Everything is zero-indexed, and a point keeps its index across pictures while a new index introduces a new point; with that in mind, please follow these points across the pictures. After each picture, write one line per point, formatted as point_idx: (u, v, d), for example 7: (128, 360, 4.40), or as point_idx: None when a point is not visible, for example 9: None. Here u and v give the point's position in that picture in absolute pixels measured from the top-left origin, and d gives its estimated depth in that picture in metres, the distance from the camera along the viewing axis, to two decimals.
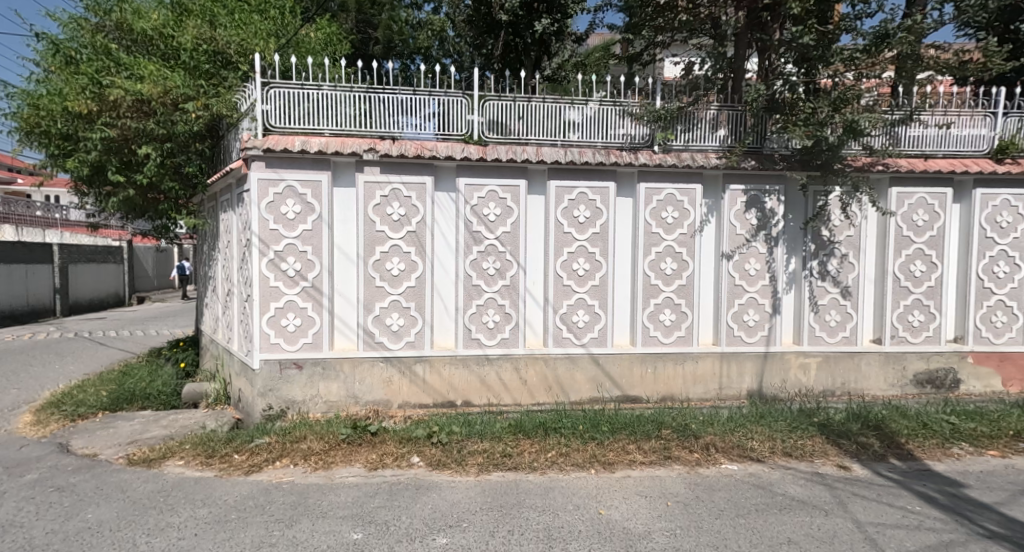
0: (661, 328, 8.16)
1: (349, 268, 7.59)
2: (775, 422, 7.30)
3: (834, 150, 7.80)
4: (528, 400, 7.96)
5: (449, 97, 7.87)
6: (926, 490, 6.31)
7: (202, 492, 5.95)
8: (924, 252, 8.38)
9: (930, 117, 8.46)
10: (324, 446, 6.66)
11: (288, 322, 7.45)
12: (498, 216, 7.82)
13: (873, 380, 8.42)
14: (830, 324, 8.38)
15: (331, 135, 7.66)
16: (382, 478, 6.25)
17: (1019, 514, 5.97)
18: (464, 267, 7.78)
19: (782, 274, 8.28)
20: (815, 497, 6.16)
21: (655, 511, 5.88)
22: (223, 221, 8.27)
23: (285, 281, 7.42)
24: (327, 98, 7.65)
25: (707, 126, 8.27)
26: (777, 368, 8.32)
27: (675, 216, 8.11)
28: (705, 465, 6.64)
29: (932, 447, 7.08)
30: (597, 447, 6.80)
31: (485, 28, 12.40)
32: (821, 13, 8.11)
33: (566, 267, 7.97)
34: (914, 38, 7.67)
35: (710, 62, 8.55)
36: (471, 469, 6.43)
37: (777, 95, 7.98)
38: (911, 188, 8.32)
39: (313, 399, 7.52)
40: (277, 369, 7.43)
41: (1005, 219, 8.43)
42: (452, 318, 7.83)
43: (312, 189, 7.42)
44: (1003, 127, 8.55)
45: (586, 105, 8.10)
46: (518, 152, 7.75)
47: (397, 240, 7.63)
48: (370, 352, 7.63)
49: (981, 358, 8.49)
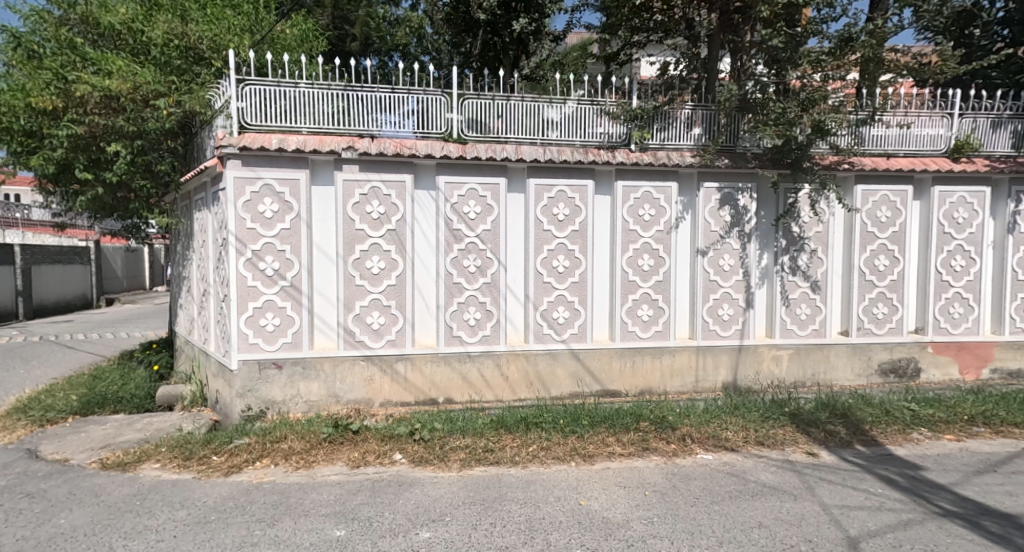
0: (639, 323, 8.23)
1: (329, 267, 7.56)
2: (749, 413, 7.40)
3: (803, 150, 7.93)
4: (509, 397, 7.99)
5: (428, 95, 7.87)
6: (887, 474, 6.43)
7: (181, 494, 5.92)
8: (888, 247, 8.52)
9: (891, 118, 8.61)
10: (305, 446, 6.63)
11: (267, 321, 7.40)
12: (478, 214, 7.83)
13: (841, 371, 8.55)
14: (801, 317, 8.49)
15: (309, 133, 7.63)
16: (365, 476, 6.24)
17: (973, 493, 6.12)
18: (445, 265, 7.79)
19: (754, 269, 8.38)
20: (785, 483, 6.26)
21: (634, 501, 5.94)
22: (198, 220, 8.20)
23: (263, 281, 7.37)
24: (304, 96, 7.61)
25: (682, 125, 8.35)
26: (751, 361, 8.42)
27: (652, 213, 8.18)
28: (682, 455, 6.72)
29: (894, 432, 7.21)
30: (578, 440, 6.85)
31: (464, 26, 12.53)
32: (790, 15, 8.19)
33: (547, 264, 8.00)
34: (876, 42, 7.82)
35: (685, 62, 9.14)
36: (454, 464, 6.45)
37: (749, 95, 8.06)
38: (877, 185, 8.45)
39: (293, 399, 7.50)
40: (256, 369, 7.38)
41: (961, 215, 8.60)
42: (433, 316, 7.83)
43: (290, 187, 7.36)
44: (959, 127, 8.71)
45: (564, 104, 8.15)
46: (498, 150, 7.77)
47: (377, 238, 7.62)
48: (350, 351, 7.61)
49: (940, 348, 8.66)
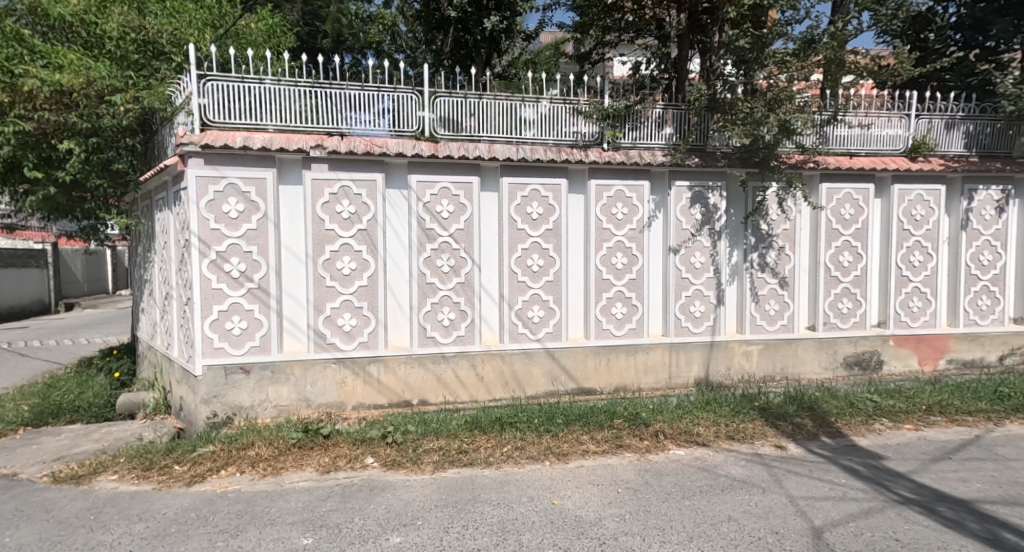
0: (613, 321, 8.18)
1: (298, 267, 7.37)
2: (720, 408, 7.37)
3: (770, 150, 7.93)
4: (483, 397, 7.89)
5: (399, 93, 7.73)
6: (851, 464, 6.45)
7: (139, 506, 5.73)
8: (851, 244, 8.60)
9: (853, 118, 8.63)
10: (273, 452, 6.46)
11: (233, 325, 7.19)
12: (451, 213, 7.72)
13: (808, 365, 8.60)
14: (770, 313, 8.53)
15: (276, 131, 7.43)
16: (335, 481, 6.09)
17: (931, 480, 6.17)
18: (418, 265, 7.66)
19: (725, 266, 8.40)
20: (753, 476, 6.24)
21: (607, 498, 5.87)
22: (160, 221, 7.98)
23: (229, 283, 7.15)
24: (271, 92, 7.42)
25: (654, 125, 8.33)
26: (721, 357, 8.43)
27: (624, 212, 8.14)
28: (655, 452, 6.67)
29: (857, 423, 7.25)
30: (552, 439, 6.77)
31: (435, 24, 12.23)
32: (756, 17, 8.17)
33: (520, 264, 7.91)
34: (837, 44, 7.91)
35: (655, 62, 9.04)
36: (427, 466, 6.32)
37: (718, 95, 8.09)
38: (841, 182, 8.53)
39: (262, 405, 7.29)
40: (222, 374, 7.16)
41: (919, 213, 8.71)
42: (407, 317, 7.69)
43: (256, 187, 7.16)
44: (916, 128, 8.79)
45: (538, 102, 8.07)
46: (470, 149, 7.68)
47: (348, 239, 7.45)
48: (321, 354, 7.43)
49: (901, 341, 8.77)
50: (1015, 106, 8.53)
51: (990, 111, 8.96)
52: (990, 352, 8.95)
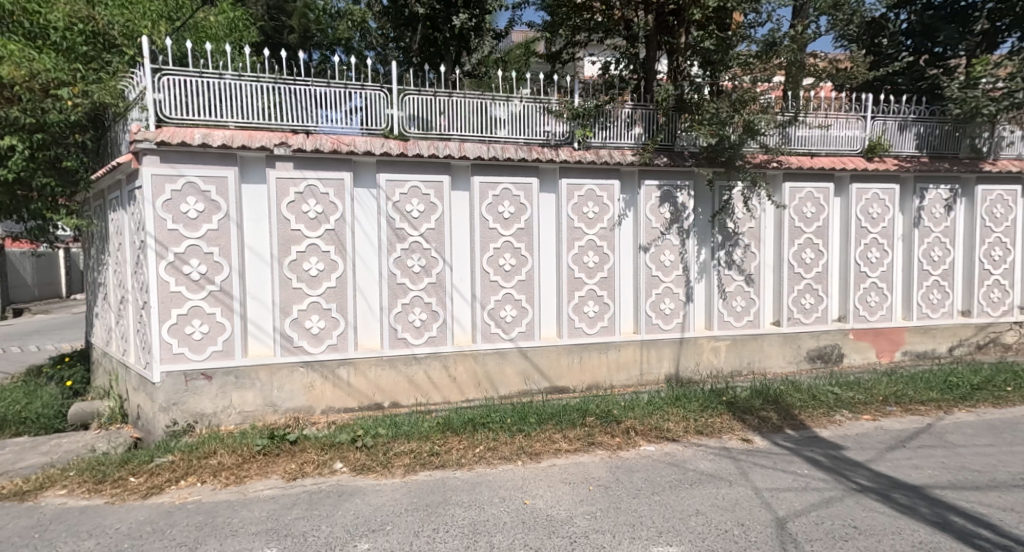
0: (586, 320, 8.14)
1: (263, 268, 7.16)
2: (689, 403, 7.40)
3: (736, 150, 7.99)
4: (457, 398, 7.78)
5: (367, 90, 7.58)
6: (813, 455, 6.53)
7: (90, 522, 5.49)
8: (813, 241, 8.79)
9: (813, 119, 8.80)
10: (236, 460, 6.25)
11: (194, 329, 6.94)
12: (421, 212, 7.58)
13: (774, 358, 8.75)
14: (737, 310, 8.65)
15: (237, 128, 7.19)
16: (301, 488, 5.92)
17: (888, 468, 6.29)
18: (388, 266, 7.51)
19: (693, 264, 8.45)
20: (721, 469, 6.25)
21: (578, 497, 5.79)
22: (114, 221, 7.73)
23: (189, 285, 6.90)
24: (231, 88, 7.17)
25: (623, 125, 8.31)
26: (691, 353, 8.50)
27: (595, 211, 8.11)
28: (626, 448, 6.62)
29: (819, 415, 7.39)
30: (525, 439, 6.68)
31: (403, 21, 12.15)
32: (721, 19, 8.18)
33: (492, 263, 7.81)
34: (798, 47, 7.86)
35: (625, 62, 9.04)
36: (397, 470, 6.19)
37: (686, 96, 8.14)
38: (802, 182, 8.70)
39: (225, 411, 7.06)
40: (182, 381, 6.91)
41: (875, 211, 8.96)
42: (377, 318, 7.53)
43: (215, 185, 6.93)
44: (872, 128, 9.02)
45: (510, 101, 7.99)
46: (440, 147, 7.53)
47: (315, 238, 7.25)
48: (288, 357, 7.22)
49: (860, 334, 9.01)
50: (962, 109, 8.81)
51: (938, 114, 9.29)
52: (941, 343, 9.29)
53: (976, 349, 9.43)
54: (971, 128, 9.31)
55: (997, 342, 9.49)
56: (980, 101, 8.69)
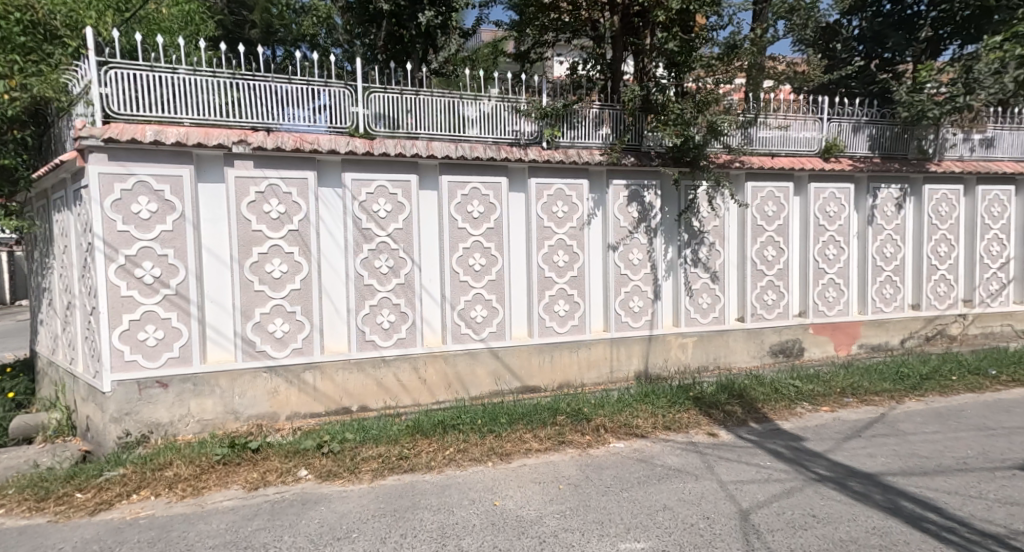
0: (557, 319, 8.05)
1: (222, 271, 6.93)
2: (658, 399, 7.37)
3: (700, 150, 8.02)
4: (427, 399, 7.62)
5: (331, 88, 7.41)
6: (775, 447, 6.61)
7: (31, 542, 5.25)
8: (775, 239, 8.87)
9: (772, 119, 8.88)
10: (194, 471, 6.00)
11: (147, 335, 6.67)
12: (389, 212, 7.42)
13: (738, 353, 8.78)
14: (703, 306, 8.66)
15: (192, 125, 6.95)
16: (263, 498, 5.73)
17: (845, 458, 6.40)
18: (355, 267, 7.33)
19: (661, 262, 8.43)
20: (687, 464, 6.26)
21: (548, 496, 5.73)
22: (58, 222, 7.44)
23: (142, 289, 6.64)
24: (185, 83, 6.93)
25: (591, 125, 8.26)
26: (660, 350, 8.46)
27: (565, 210, 8.02)
28: (596, 446, 6.56)
29: (781, 407, 7.48)
30: (495, 439, 6.56)
31: (368, 18, 11.89)
32: (684, 21, 8.07)
33: (462, 263, 7.68)
34: (758, 49, 7.96)
35: (592, 63, 8.74)
36: (364, 475, 6.03)
37: (652, 96, 8.11)
38: (764, 182, 8.79)
39: (183, 420, 6.78)
40: (135, 390, 6.62)
41: (832, 210, 9.10)
42: (344, 320, 7.35)
43: (169, 184, 6.68)
44: (829, 131, 9.20)
45: (481, 101, 7.88)
46: (408, 146, 7.37)
47: (277, 239, 7.04)
48: (250, 363, 7.00)
49: (820, 329, 9.11)
50: (910, 112, 9.17)
51: (888, 116, 9.52)
52: (894, 336, 9.47)
53: (925, 341, 9.64)
54: (919, 130, 9.54)
55: (943, 334, 9.72)
56: (925, 105, 9.08)
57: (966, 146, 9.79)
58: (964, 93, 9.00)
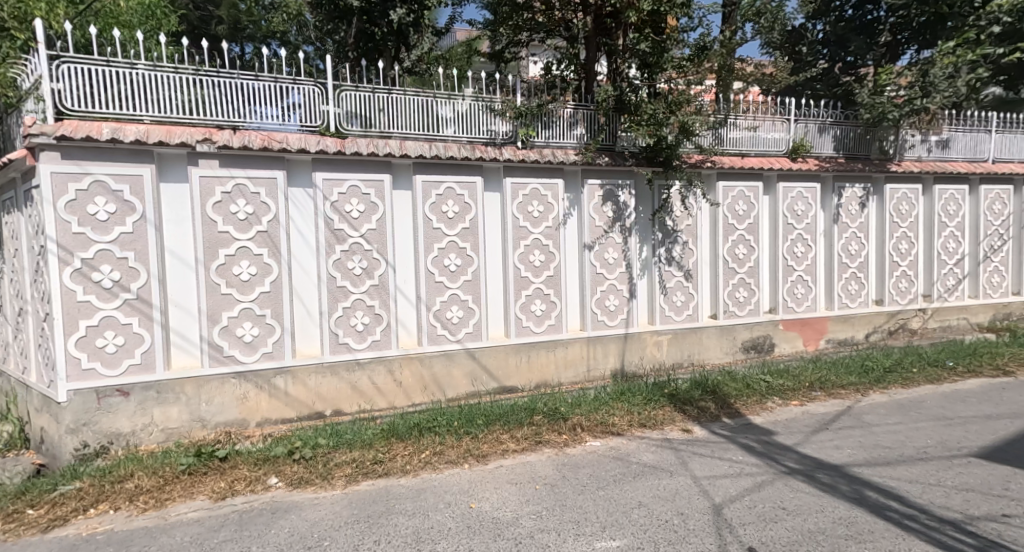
0: (533, 319, 7.95)
1: (187, 274, 6.72)
2: (633, 396, 7.29)
3: (673, 150, 7.97)
4: (402, 402, 7.47)
5: (299, 85, 7.23)
6: (747, 441, 6.58)
7: None
8: (745, 237, 8.85)
9: (742, 120, 8.87)
10: (157, 482, 5.78)
11: (106, 342, 6.43)
12: (361, 212, 7.26)
13: (712, 350, 8.75)
14: (677, 304, 8.61)
15: (152, 123, 6.71)
16: (231, 508, 5.56)
17: (814, 450, 6.40)
18: (327, 268, 7.17)
19: (636, 261, 8.36)
20: (662, 460, 6.19)
21: (524, 497, 5.63)
22: (9, 224, 7.16)
23: (100, 294, 6.40)
24: (143, 78, 6.68)
25: (565, 125, 8.16)
26: (636, 348, 8.40)
27: (541, 210, 7.91)
28: (573, 445, 6.46)
29: (752, 402, 7.46)
30: (471, 441, 6.43)
31: (338, 15, 11.70)
32: (655, 22, 7.99)
33: (437, 263, 7.54)
34: (727, 52, 8.10)
35: (566, 63, 8.48)
36: (337, 482, 5.87)
37: (625, 96, 8.06)
38: (735, 182, 8.74)
39: (145, 430, 6.56)
40: (93, 399, 6.38)
41: (800, 208, 9.13)
42: (316, 323, 7.18)
43: (128, 185, 6.45)
44: (795, 131, 9.21)
45: (457, 101, 7.75)
46: (381, 145, 7.21)
47: (245, 241, 6.85)
48: (217, 368, 6.80)
49: (789, 324, 9.14)
50: (871, 114, 9.24)
51: (851, 118, 9.57)
52: (859, 331, 9.54)
53: (888, 335, 9.75)
54: (880, 132, 9.62)
55: (905, 328, 9.86)
56: (885, 107, 9.16)
57: (925, 147, 9.93)
58: (921, 96, 9.10)
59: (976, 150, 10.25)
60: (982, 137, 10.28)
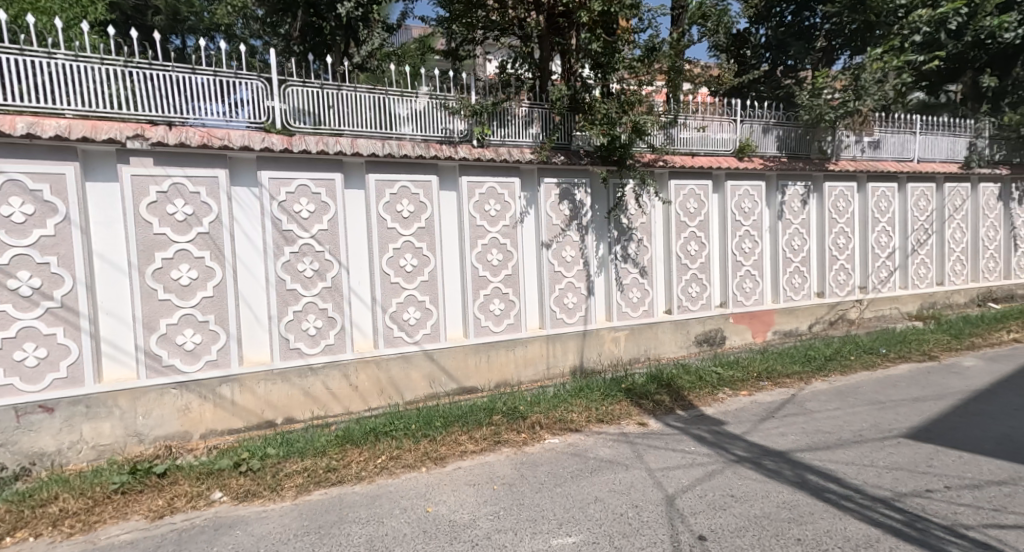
0: (492, 318, 7.74)
1: (119, 280, 6.35)
2: (592, 393, 7.12)
3: (626, 149, 7.87)
4: (359, 407, 7.19)
5: (241, 79, 6.90)
6: (700, 432, 6.48)
7: None
8: (697, 234, 8.78)
9: (691, 120, 8.76)
10: (85, 505, 5.41)
11: (26, 355, 6.04)
12: (312, 212, 6.96)
13: (667, 345, 8.66)
14: (633, 300, 8.49)
15: (75, 117, 6.31)
16: (169, 527, 5.25)
17: (762, 438, 6.32)
18: (275, 270, 6.86)
19: (593, 258, 8.22)
20: (619, 454, 6.04)
21: (482, 498, 5.42)
22: None
23: (19, 303, 6.01)
24: (67, 70, 6.28)
25: (521, 123, 7.98)
26: (595, 345, 8.25)
27: (498, 208, 7.71)
28: (532, 444, 6.27)
29: (704, 394, 7.36)
30: (430, 444, 6.19)
31: (282, 7, 11.32)
32: (607, 22, 7.70)
33: (393, 264, 7.29)
34: (676, 54, 7.98)
35: (522, 62, 8.26)
36: (288, 493, 5.59)
37: (579, 95, 7.93)
38: (686, 180, 8.67)
39: (73, 447, 6.18)
40: (13, 417, 5.99)
41: (746, 206, 9.09)
42: (264, 328, 6.86)
43: (49, 183, 6.06)
44: (742, 131, 9.16)
45: (415, 98, 7.52)
46: (330, 143, 6.92)
47: (184, 243, 6.51)
48: (154, 379, 6.44)
49: (739, 317, 9.09)
50: (810, 116, 9.34)
51: (792, 119, 9.56)
52: (802, 322, 9.54)
53: (828, 325, 9.78)
54: (818, 132, 9.63)
55: (844, 319, 9.90)
56: (822, 109, 9.26)
57: (859, 147, 9.98)
58: (854, 99, 9.17)
59: (902, 151, 10.39)
60: (909, 138, 10.42)
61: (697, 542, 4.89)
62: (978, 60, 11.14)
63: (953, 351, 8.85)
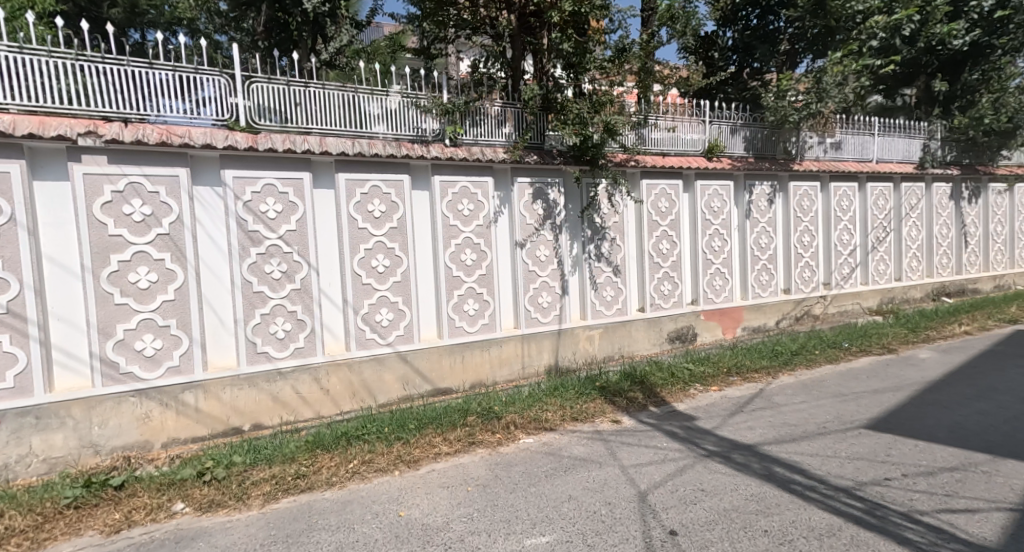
0: (467, 318, 7.58)
1: (72, 284, 6.10)
2: (566, 392, 6.98)
3: (598, 149, 7.72)
4: (330, 411, 6.99)
5: (202, 75, 6.67)
6: (672, 428, 6.37)
7: None
8: (669, 233, 8.70)
9: (660, 120, 8.65)
10: (35, 521, 5.15)
11: None
12: (279, 212, 6.75)
13: (641, 342, 8.56)
14: (608, 299, 8.38)
15: (21, 112, 6.04)
16: (126, 542, 5.03)
17: (732, 432, 6.24)
18: (241, 272, 6.64)
19: (567, 258, 8.10)
20: (592, 452, 5.92)
21: (455, 500, 5.26)
22: None
23: None
24: (13, 63, 6.02)
25: (493, 122, 7.82)
26: (570, 343, 8.13)
27: (471, 207, 7.55)
28: (506, 444, 6.13)
29: (676, 389, 7.27)
30: (404, 447, 6.01)
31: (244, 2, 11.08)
32: (577, 22, 7.62)
33: (364, 265, 7.10)
34: (646, 55, 7.93)
35: (495, 61, 8.11)
36: (254, 501, 5.38)
37: (551, 95, 7.81)
38: (657, 179, 8.59)
39: (23, 460, 5.92)
40: None
41: (716, 205, 9.02)
42: (229, 332, 6.64)
43: None
44: (711, 131, 9.10)
45: (386, 96, 7.32)
46: (297, 141, 6.71)
47: (142, 245, 6.27)
48: (111, 387, 6.19)
49: (710, 314, 9.04)
50: (774, 117, 9.35)
51: (758, 120, 9.51)
52: (770, 318, 9.50)
53: (794, 321, 9.74)
54: (784, 132, 9.63)
55: (809, 315, 9.87)
56: (787, 110, 9.28)
57: (822, 147, 9.98)
58: (816, 101, 9.25)
59: (862, 151, 10.40)
60: (867, 140, 10.46)
61: (669, 537, 4.78)
62: (931, 65, 11.27)
63: (910, 343, 8.87)
